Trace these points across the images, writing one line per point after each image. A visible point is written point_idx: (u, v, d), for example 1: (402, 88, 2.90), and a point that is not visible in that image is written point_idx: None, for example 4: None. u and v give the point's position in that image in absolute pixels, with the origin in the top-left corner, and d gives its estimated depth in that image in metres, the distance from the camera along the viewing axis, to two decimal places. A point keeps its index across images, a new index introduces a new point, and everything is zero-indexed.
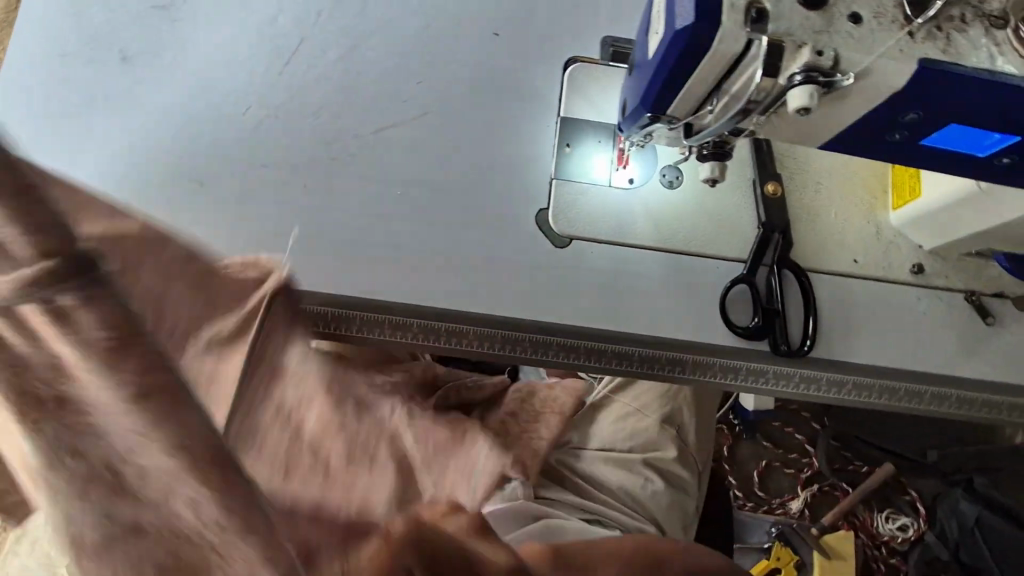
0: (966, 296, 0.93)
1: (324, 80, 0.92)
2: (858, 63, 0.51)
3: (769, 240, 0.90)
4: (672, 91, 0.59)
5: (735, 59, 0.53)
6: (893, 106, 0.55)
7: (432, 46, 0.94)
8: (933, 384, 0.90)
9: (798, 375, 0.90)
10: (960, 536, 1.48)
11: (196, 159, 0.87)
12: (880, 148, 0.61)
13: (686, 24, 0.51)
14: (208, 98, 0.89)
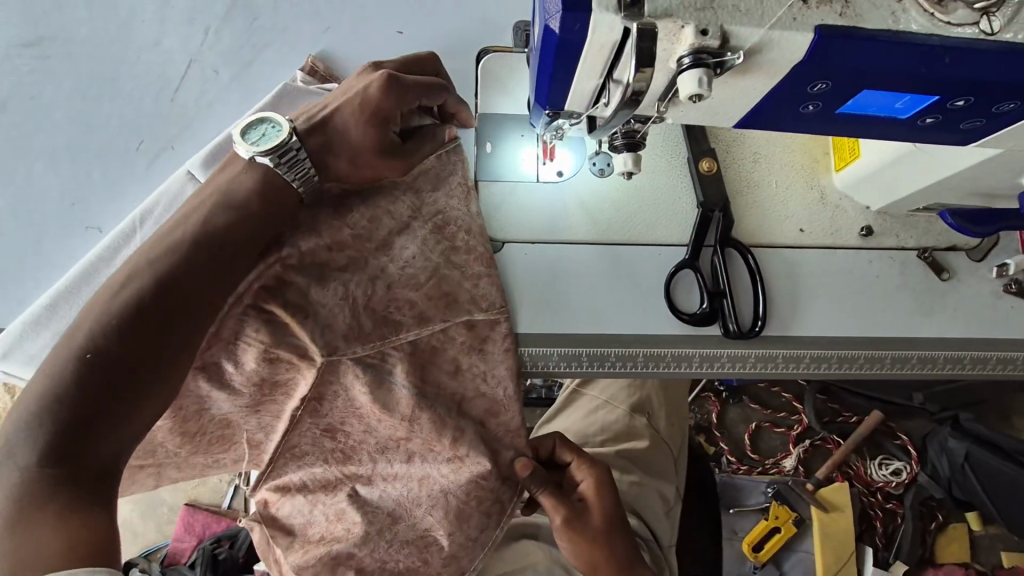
0: (919, 254, 0.89)
1: (220, 103, 0.85)
2: (748, 37, 0.46)
3: (709, 219, 0.85)
4: (563, 87, 0.54)
5: (615, 49, 0.48)
6: (798, 79, 0.50)
7: (331, 53, 0.87)
8: (892, 348, 0.86)
9: (753, 356, 0.85)
10: (952, 474, 1.48)
11: (93, 205, 0.82)
12: (795, 120, 0.57)
13: (553, 18, 0.46)
14: (95, 137, 0.83)
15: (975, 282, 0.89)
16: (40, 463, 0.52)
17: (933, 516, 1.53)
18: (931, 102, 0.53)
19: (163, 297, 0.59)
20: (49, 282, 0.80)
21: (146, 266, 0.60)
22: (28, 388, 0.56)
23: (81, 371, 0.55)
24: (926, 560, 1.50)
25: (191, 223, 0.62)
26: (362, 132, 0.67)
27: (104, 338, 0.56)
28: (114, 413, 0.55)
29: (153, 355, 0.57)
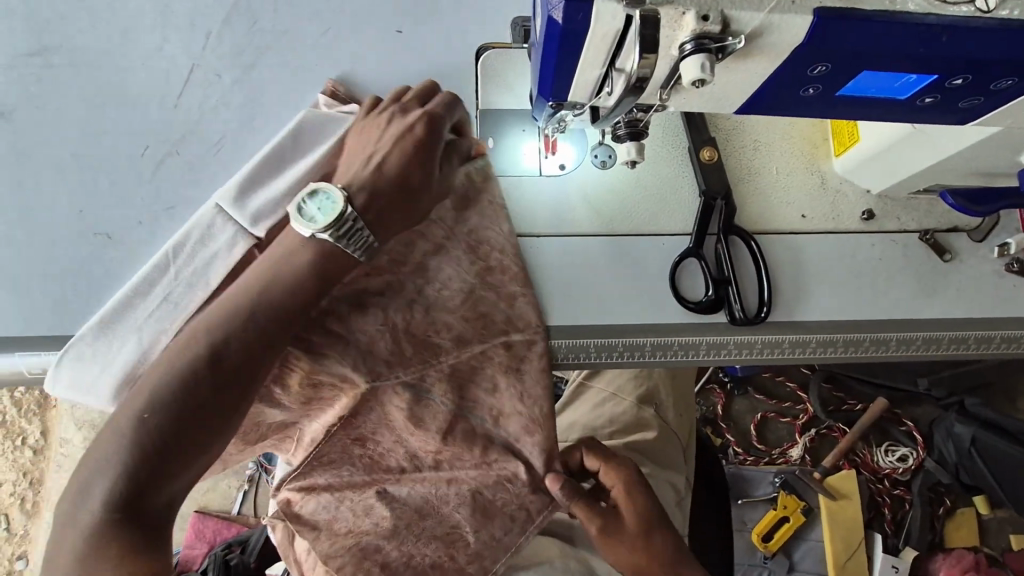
0: (920, 236, 0.90)
1: (224, 107, 0.86)
2: (748, 23, 0.47)
3: (712, 208, 0.86)
4: (566, 78, 0.55)
5: (618, 37, 0.48)
6: (798, 63, 0.51)
7: (330, 54, 0.88)
8: (895, 331, 0.87)
9: (759, 342, 0.86)
10: (959, 458, 1.50)
11: (100, 211, 0.83)
12: (795, 103, 0.58)
13: (556, 9, 0.47)
14: (101, 145, 0.84)
15: (977, 263, 0.90)
16: (103, 517, 0.55)
17: (941, 501, 1.53)
18: (931, 81, 0.53)
19: (218, 366, 0.60)
20: (60, 288, 0.81)
21: (205, 328, 0.62)
22: (95, 442, 0.58)
23: (143, 433, 0.57)
24: (935, 545, 1.51)
25: (248, 287, 0.64)
26: (414, 168, 0.69)
27: (163, 400, 0.58)
28: (171, 472, 0.58)
29: (207, 419, 0.59)
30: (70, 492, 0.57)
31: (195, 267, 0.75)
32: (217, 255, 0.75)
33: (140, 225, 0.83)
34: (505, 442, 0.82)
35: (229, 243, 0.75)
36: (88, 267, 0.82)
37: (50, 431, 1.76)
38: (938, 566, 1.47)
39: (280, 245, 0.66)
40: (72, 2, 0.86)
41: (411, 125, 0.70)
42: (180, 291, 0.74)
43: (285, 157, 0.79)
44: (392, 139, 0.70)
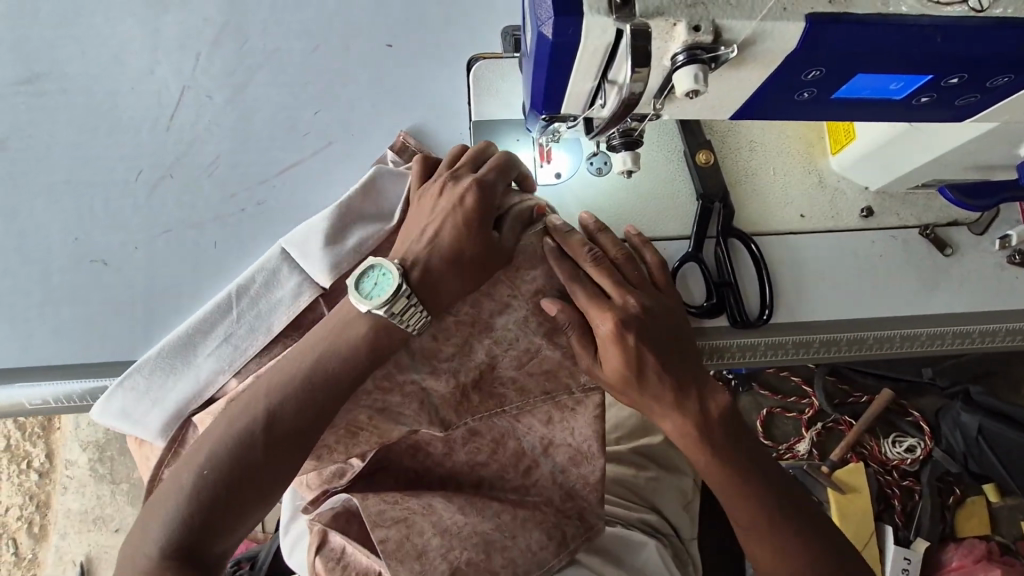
0: (921, 231, 0.89)
1: (215, 128, 0.86)
2: (740, 31, 0.46)
3: (710, 210, 0.86)
4: (559, 92, 0.54)
5: (610, 49, 0.48)
6: (791, 68, 0.50)
7: (320, 70, 0.88)
8: (897, 327, 0.87)
9: (763, 344, 0.86)
10: (967, 447, 1.49)
11: (96, 237, 0.82)
12: (791, 107, 0.57)
13: (546, 25, 0.46)
14: (94, 170, 0.83)
15: (978, 256, 0.89)
16: (159, 562, 0.60)
17: (950, 491, 1.52)
18: (925, 82, 0.53)
19: (274, 429, 0.65)
20: (56, 316, 0.81)
21: (266, 391, 0.66)
22: (161, 491, 0.64)
23: (201, 488, 0.62)
24: (946, 535, 1.49)
25: (304, 354, 0.68)
26: (467, 240, 0.72)
27: (220, 459, 0.63)
28: (227, 526, 0.63)
29: (263, 478, 0.64)
30: (135, 533, 0.63)
31: (259, 310, 0.76)
32: (281, 301, 0.76)
33: (136, 250, 0.82)
34: (514, 454, 0.82)
35: (296, 290, 0.76)
36: (85, 294, 0.81)
37: (55, 454, 1.76)
38: (950, 557, 1.47)
39: (340, 310, 0.70)
40: (59, 28, 0.85)
41: (465, 194, 0.73)
42: (242, 334, 0.76)
43: (374, 206, 0.79)
44: (446, 211, 0.73)
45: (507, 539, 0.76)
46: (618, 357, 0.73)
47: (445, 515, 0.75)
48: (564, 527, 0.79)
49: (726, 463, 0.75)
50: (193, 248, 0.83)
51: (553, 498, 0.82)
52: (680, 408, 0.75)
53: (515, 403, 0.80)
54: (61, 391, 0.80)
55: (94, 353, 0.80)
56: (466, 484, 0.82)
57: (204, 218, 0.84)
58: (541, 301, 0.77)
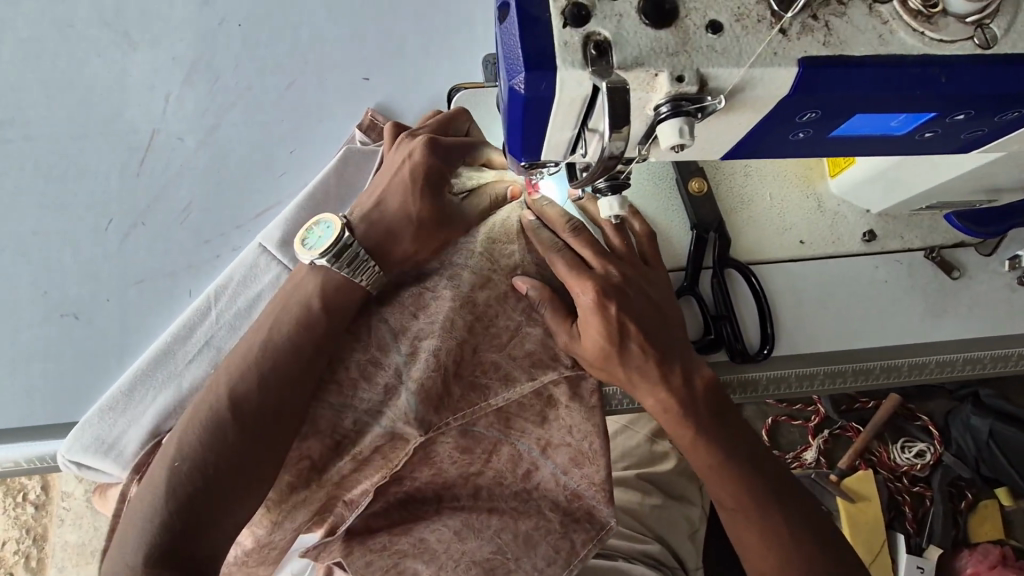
0: (926, 254, 0.86)
1: (187, 170, 0.82)
2: (727, 79, 0.43)
3: (705, 241, 0.82)
4: (537, 144, 0.50)
5: (587, 102, 0.44)
6: (784, 112, 0.47)
7: (296, 104, 0.84)
8: (908, 356, 0.83)
9: (764, 378, 0.83)
10: (978, 452, 1.46)
11: (66, 290, 0.79)
12: (787, 147, 0.54)
13: (517, 79, 0.42)
14: (63, 221, 0.80)
15: (988, 278, 0.85)
16: (141, 564, 0.59)
17: (962, 496, 1.46)
18: (929, 119, 0.49)
19: (240, 408, 0.64)
20: (26, 375, 0.77)
21: (226, 374, 0.66)
22: (135, 498, 0.63)
23: (176, 480, 0.62)
24: (959, 541, 1.43)
25: (257, 336, 0.68)
26: (413, 197, 0.70)
27: (192, 449, 0.63)
28: (213, 517, 0.62)
29: (236, 463, 0.63)
30: (112, 548, 0.61)
31: (239, 307, 0.75)
32: (261, 294, 0.76)
33: (107, 301, 0.79)
34: (508, 497, 0.77)
35: (275, 281, 0.76)
36: (58, 350, 0.78)
37: (51, 485, 1.67)
38: (964, 565, 1.39)
39: (287, 281, 0.70)
40: (24, 72, 0.82)
41: (413, 151, 0.71)
42: (223, 334, 0.75)
43: (345, 190, 0.79)
44: (396, 170, 0.72)
45: (509, 558, 0.73)
46: (599, 327, 0.69)
47: (439, 550, 0.73)
48: (572, 535, 0.74)
49: (710, 436, 0.71)
50: (167, 297, 0.80)
51: (558, 500, 0.77)
52: (663, 382, 0.70)
53: (501, 390, 0.75)
54: (34, 453, 0.76)
55: (68, 413, 0.77)
56: (462, 493, 0.77)
57: (177, 266, 0.80)
58: (515, 278, 0.76)
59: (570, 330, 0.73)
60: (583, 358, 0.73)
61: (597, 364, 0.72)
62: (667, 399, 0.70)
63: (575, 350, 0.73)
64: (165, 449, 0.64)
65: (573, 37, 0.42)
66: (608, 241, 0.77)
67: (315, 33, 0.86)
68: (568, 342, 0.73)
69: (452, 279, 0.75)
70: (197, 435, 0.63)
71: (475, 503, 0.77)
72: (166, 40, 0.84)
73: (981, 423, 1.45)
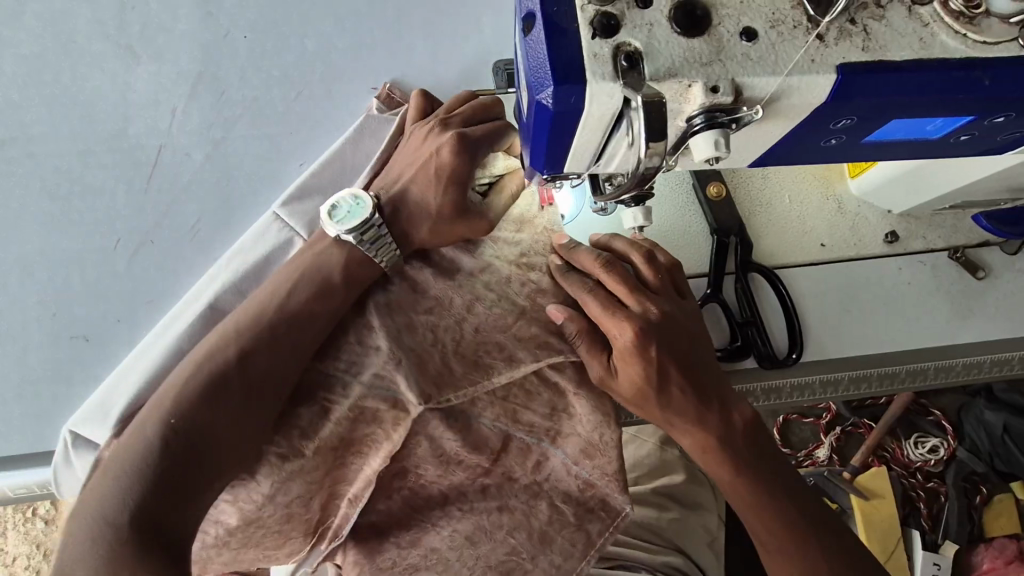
0: (950, 255, 0.84)
1: (197, 186, 0.81)
2: (762, 89, 0.42)
3: (726, 245, 0.81)
4: (561, 157, 0.48)
5: (617, 115, 0.43)
6: (820, 119, 0.45)
7: (306, 117, 0.83)
8: (935, 360, 0.82)
9: (788, 385, 0.81)
10: (993, 447, 1.44)
11: (76, 311, 0.78)
12: (818, 153, 0.52)
13: (544, 93, 0.41)
14: (70, 239, 0.79)
15: (1012, 278, 0.84)
16: (116, 521, 0.53)
17: (976, 491, 1.43)
18: (966, 122, 0.48)
19: (249, 368, 0.61)
20: (37, 400, 0.76)
21: (235, 335, 0.63)
22: (113, 451, 0.57)
23: (166, 431, 0.57)
24: (975, 537, 1.41)
25: (263, 306, 0.65)
26: (437, 190, 0.68)
27: (189, 404, 0.59)
28: (201, 478, 0.57)
29: (236, 420, 0.60)
30: (80, 506, 0.55)
31: (246, 271, 0.73)
32: (270, 255, 0.74)
33: (118, 322, 0.78)
34: (519, 498, 0.74)
35: (283, 243, 0.74)
36: (69, 373, 0.76)
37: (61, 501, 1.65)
38: (980, 560, 1.38)
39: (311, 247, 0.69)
40: (25, 89, 0.80)
41: (442, 146, 0.68)
42: (229, 299, 0.72)
43: (343, 168, 0.79)
44: (423, 163, 0.69)
45: (525, 558, 0.73)
46: (639, 371, 0.66)
47: (452, 557, 0.72)
48: (588, 525, 0.74)
49: (737, 458, 0.69)
50: None
51: (570, 489, 0.74)
52: (701, 423, 0.69)
53: (504, 372, 0.71)
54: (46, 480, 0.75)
55: None
56: (470, 490, 0.74)
57: (188, 284, 0.79)
58: (548, 306, 0.71)
59: (604, 366, 0.69)
60: (618, 394, 0.70)
61: (633, 401, 0.69)
62: (704, 438, 0.69)
63: (608, 383, 0.70)
64: (156, 403, 0.59)
65: (603, 49, 0.41)
66: (639, 276, 0.73)
67: (321, 44, 0.85)
68: (602, 377, 0.70)
69: (470, 293, 0.73)
70: (197, 391, 0.59)
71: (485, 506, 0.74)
72: (173, 53, 0.83)
73: (995, 417, 1.43)
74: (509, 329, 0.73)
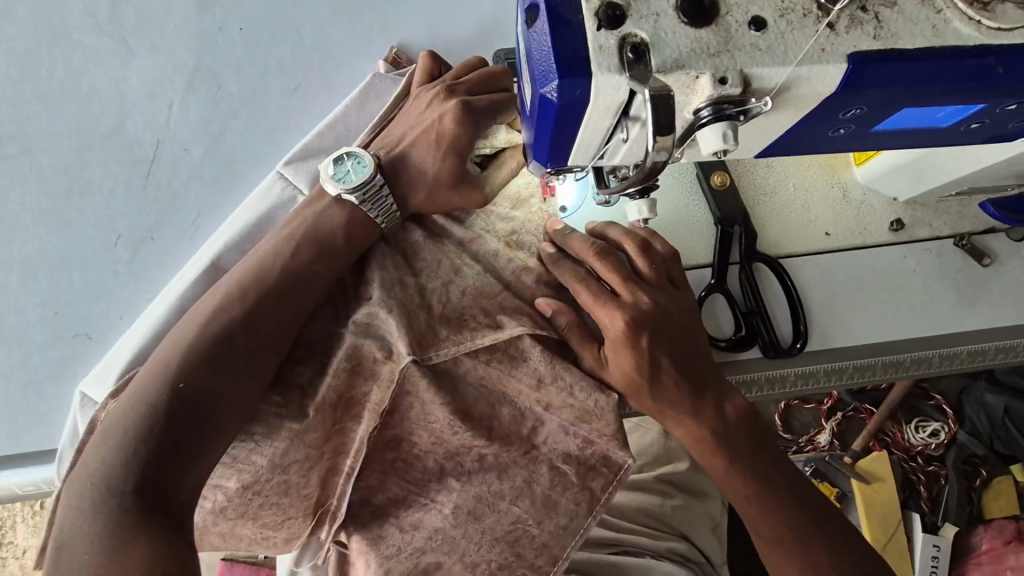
0: (955, 242, 0.83)
1: (196, 180, 0.80)
2: (772, 80, 0.41)
3: (730, 235, 0.80)
4: (566, 151, 0.48)
5: (623, 107, 0.42)
6: (830, 108, 0.44)
7: (305, 109, 0.82)
8: (940, 346, 0.81)
9: (793, 374, 0.81)
10: (993, 429, 1.45)
11: (78, 309, 0.77)
12: (826, 143, 0.51)
13: (549, 86, 0.40)
14: (69, 236, 0.78)
15: (1018, 264, 0.83)
16: (121, 479, 0.53)
17: (976, 474, 1.44)
18: (977, 110, 0.47)
19: (249, 330, 0.62)
20: (41, 398, 0.76)
21: (235, 298, 0.63)
22: (113, 411, 0.58)
23: (168, 391, 0.57)
24: (974, 517, 1.42)
25: (258, 270, 0.65)
26: (436, 158, 0.68)
27: (189, 364, 0.59)
28: (204, 437, 0.57)
29: (235, 383, 0.60)
30: (82, 467, 0.55)
31: (248, 230, 0.73)
32: (273, 210, 0.74)
33: (120, 319, 0.77)
34: (516, 474, 0.72)
35: (285, 199, 0.74)
36: (72, 370, 0.76)
37: None
38: (980, 540, 1.39)
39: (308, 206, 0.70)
40: (19, 85, 0.79)
41: (443, 115, 0.67)
42: (233, 257, 0.72)
43: (342, 133, 0.77)
44: (426, 130, 0.68)
45: (531, 524, 0.73)
46: (631, 361, 0.67)
47: (459, 536, 0.73)
48: (591, 483, 0.73)
49: (730, 449, 0.69)
50: None
51: (570, 449, 0.72)
52: (696, 413, 0.69)
53: (489, 332, 0.69)
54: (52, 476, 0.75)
55: None
56: (466, 461, 0.72)
57: None
58: (537, 299, 0.72)
59: (597, 355, 0.71)
60: (611, 383, 0.71)
61: (627, 391, 0.70)
62: (698, 427, 0.69)
63: (602, 374, 0.71)
64: (155, 363, 0.60)
65: (609, 40, 0.40)
66: (634, 267, 0.73)
67: (319, 35, 0.83)
68: (595, 366, 0.71)
69: (473, 283, 0.71)
70: (198, 353, 0.59)
71: (482, 490, 0.73)
72: (168, 46, 0.81)
73: (997, 401, 1.43)
74: (508, 312, 0.71)
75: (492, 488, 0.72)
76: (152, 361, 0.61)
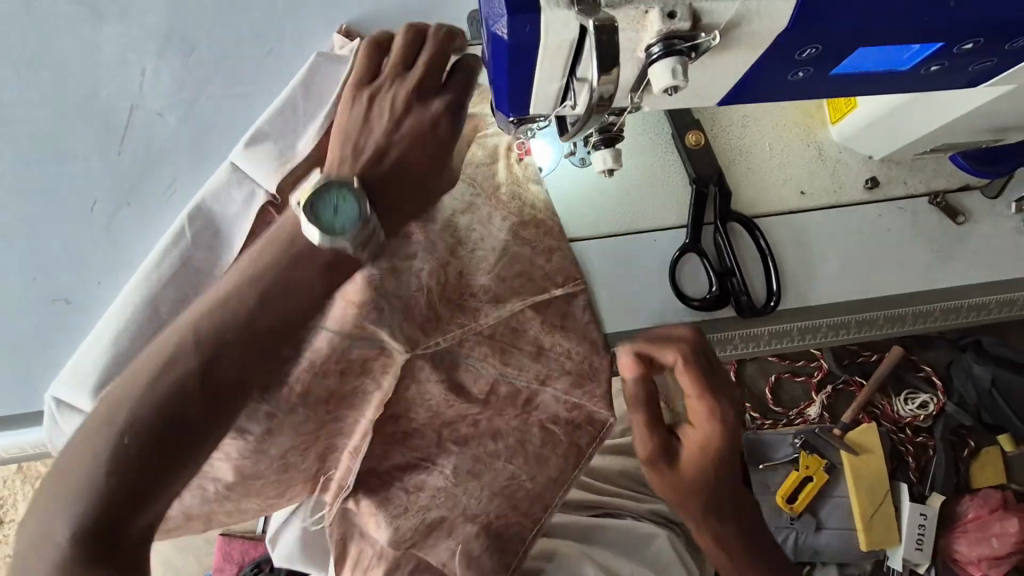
0: (930, 200, 0.83)
1: (169, 146, 0.80)
2: (721, 14, 0.41)
3: (706, 195, 0.80)
4: (525, 99, 0.48)
5: (575, 47, 0.42)
6: (785, 46, 0.44)
7: (277, 72, 0.82)
8: (911, 304, 0.83)
9: (766, 333, 0.83)
10: (978, 399, 1.46)
11: (57, 276, 0.78)
12: (787, 88, 0.51)
13: (499, 24, 0.41)
14: (43, 205, 0.78)
15: (993, 222, 0.83)
16: (107, 492, 0.48)
17: (964, 444, 1.47)
18: (935, 49, 0.47)
19: (256, 335, 0.54)
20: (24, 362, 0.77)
21: (224, 304, 0.54)
22: (93, 415, 0.50)
23: (158, 402, 0.50)
24: (961, 487, 1.45)
25: (277, 241, 0.57)
26: (416, 152, 0.63)
27: (186, 374, 0.51)
28: (198, 450, 0.52)
29: (240, 376, 0.54)
30: (62, 471, 0.49)
31: (211, 234, 0.75)
32: (234, 219, 0.75)
33: (98, 284, 0.79)
34: (507, 436, 0.78)
35: (245, 202, 0.75)
36: (54, 338, 0.78)
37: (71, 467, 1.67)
38: (966, 509, 1.42)
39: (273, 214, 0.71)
40: None
41: (394, 99, 0.63)
42: (199, 261, 0.74)
43: (291, 120, 0.76)
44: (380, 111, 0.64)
45: (525, 479, 0.79)
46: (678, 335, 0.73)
47: (451, 493, 0.77)
48: (579, 434, 0.80)
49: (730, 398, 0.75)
50: None
51: (558, 411, 0.79)
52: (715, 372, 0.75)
53: (489, 309, 0.74)
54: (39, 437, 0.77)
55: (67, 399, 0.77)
56: (462, 427, 0.75)
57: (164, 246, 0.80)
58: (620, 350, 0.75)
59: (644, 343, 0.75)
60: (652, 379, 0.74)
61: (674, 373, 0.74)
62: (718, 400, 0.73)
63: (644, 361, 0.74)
64: (142, 358, 0.52)
65: None
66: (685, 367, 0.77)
67: None
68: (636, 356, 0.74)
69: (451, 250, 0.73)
70: (201, 353, 0.52)
71: (469, 448, 0.76)
72: None
73: (982, 368, 1.44)
74: None
75: (483, 448, 0.77)
76: (133, 364, 0.52)
